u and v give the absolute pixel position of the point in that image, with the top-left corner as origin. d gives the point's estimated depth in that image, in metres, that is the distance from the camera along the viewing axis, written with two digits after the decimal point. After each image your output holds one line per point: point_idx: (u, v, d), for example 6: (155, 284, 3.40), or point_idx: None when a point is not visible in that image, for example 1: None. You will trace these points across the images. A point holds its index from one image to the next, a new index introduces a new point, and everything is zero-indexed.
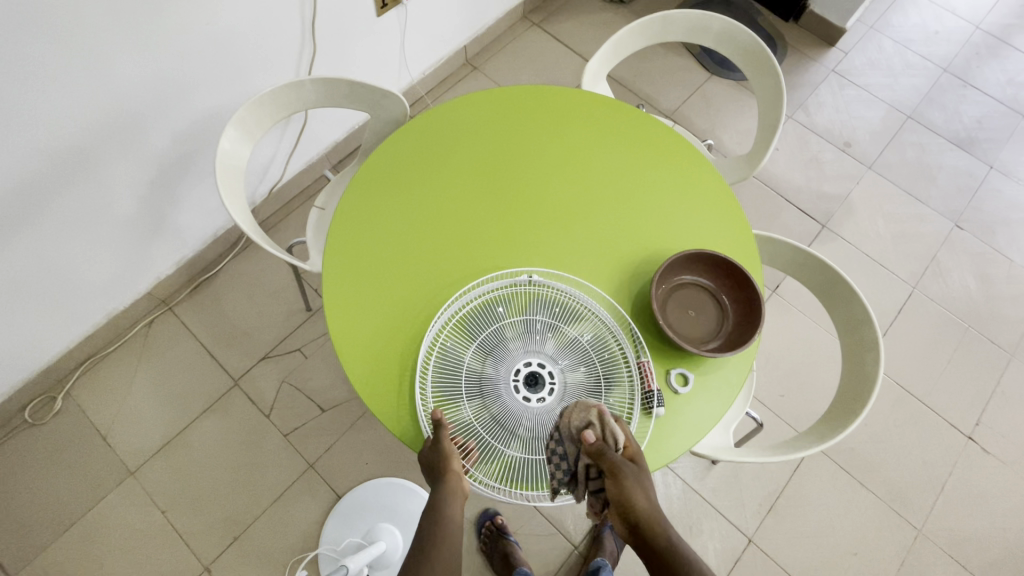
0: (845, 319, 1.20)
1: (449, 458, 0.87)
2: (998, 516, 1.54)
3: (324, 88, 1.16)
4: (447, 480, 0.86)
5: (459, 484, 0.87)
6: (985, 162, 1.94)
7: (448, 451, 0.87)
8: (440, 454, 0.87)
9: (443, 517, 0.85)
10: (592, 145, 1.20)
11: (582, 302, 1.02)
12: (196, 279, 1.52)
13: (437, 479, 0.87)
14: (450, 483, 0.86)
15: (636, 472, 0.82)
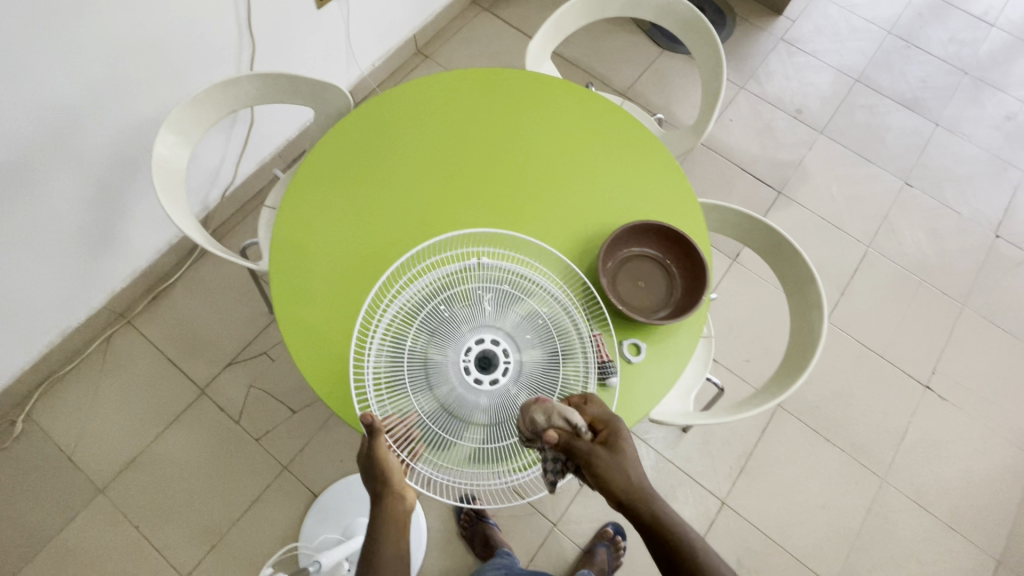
0: (791, 279, 1.01)
1: (387, 468, 0.75)
2: (957, 457, 1.50)
3: (263, 83, 1.11)
4: (386, 500, 0.75)
5: (403, 499, 0.76)
6: (931, 120, 1.95)
7: (387, 461, 0.75)
8: (376, 465, 0.75)
9: (387, 543, 0.73)
10: (558, 114, 1.06)
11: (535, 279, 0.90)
12: (154, 290, 1.56)
13: (379, 498, 0.75)
14: (394, 502, 0.75)
15: (617, 453, 0.70)
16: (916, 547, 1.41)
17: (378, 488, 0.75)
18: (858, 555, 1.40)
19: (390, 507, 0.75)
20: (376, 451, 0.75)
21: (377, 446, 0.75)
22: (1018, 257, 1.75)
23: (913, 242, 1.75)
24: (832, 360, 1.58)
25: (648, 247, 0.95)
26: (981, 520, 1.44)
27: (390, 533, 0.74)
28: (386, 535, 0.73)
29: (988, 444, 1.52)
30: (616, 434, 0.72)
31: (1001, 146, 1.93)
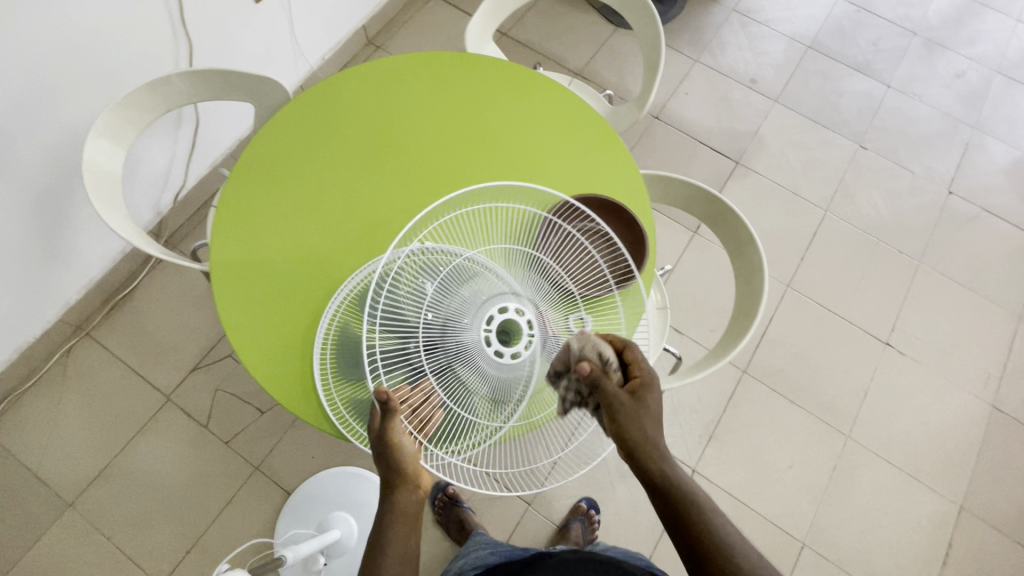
0: (733, 244, 1.03)
1: (402, 454, 0.71)
2: (918, 409, 1.54)
3: (196, 80, 1.09)
4: (398, 488, 0.72)
5: (413, 491, 0.72)
6: (883, 83, 1.97)
7: (401, 445, 0.71)
8: (389, 448, 0.71)
9: (389, 539, 0.70)
10: (502, 93, 1.06)
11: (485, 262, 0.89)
12: (111, 300, 1.53)
13: (391, 485, 0.72)
14: (403, 493, 0.72)
15: (643, 406, 0.66)
16: (882, 498, 1.45)
17: (390, 474, 0.72)
18: (826, 511, 1.43)
19: (396, 498, 0.71)
20: (393, 434, 0.71)
21: (393, 430, 0.70)
22: (970, 211, 1.79)
23: (869, 204, 1.78)
24: (795, 324, 1.61)
25: (595, 217, 0.93)
26: (944, 469, 1.49)
27: (394, 526, 0.71)
28: (390, 527, 0.71)
29: (948, 395, 1.56)
30: (650, 386, 0.68)
31: (952, 105, 1.95)
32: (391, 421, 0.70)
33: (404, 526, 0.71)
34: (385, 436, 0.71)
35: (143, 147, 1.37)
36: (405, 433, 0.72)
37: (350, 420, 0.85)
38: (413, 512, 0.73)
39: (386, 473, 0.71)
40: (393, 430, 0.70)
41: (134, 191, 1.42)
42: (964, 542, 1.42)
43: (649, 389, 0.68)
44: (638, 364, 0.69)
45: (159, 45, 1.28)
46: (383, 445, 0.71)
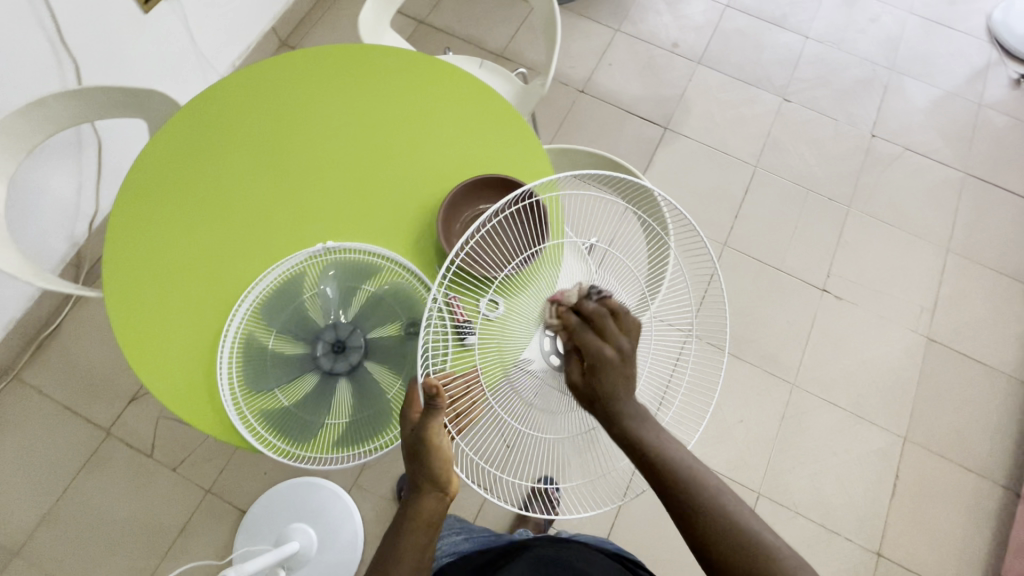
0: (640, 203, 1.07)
1: (438, 455, 0.71)
2: (858, 350, 1.58)
3: (74, 100, 1.03)
4: (430, 495, 0.72)
5: (438, 497, 0.73)
6: (801, 35, 1.99)
7: (439, 446, 0.71)
8: (425, 446, 0.71)
9: (405, 544, 0.71)
10: (389, 82, 1.04)
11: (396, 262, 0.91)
12: (35, 339, 1.47)
13: (419, 487, 0.72)
14: (427, 498, 0.72)
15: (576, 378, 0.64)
16: (830, 440, 1.49)
17: (422, 477, 0.72)
18: (779, 459, 1.47)
19: (419, 503, 0.72)
20: (430, 435, 0.70)
21: (432, 430, 0.70)
22: (893, 152, 1.83)
23: (797, 155, 1.81)
24: (735, 281, 1.63)
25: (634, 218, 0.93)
26: (887, 404, 1.53)
27: (415, 531, 0.72)
28: (409, 531, 0.72)
29: (885, 333, 1.60)
30: (618, 365, 0.61)
31: (870, 50, 1.98)
32: (431, 420, 0.70)
33: (424, 530, 0.72)
34: (422, 436, 0.70)
35: (41, 176, 1.30)
36: (443, 434, 0.71)
37: (265, 431, 0.83)
38: (435, 521, 0.73)
39: (417, 474, 0.72)
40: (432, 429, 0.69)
41: (41, 224, 1.36)
42: (910, 471, 1.48)
43: (614, 370, 0.61)
44: (607, 339, 0.61)
45: (42, 67, 1.21)
46: (421, 442, 0.71)
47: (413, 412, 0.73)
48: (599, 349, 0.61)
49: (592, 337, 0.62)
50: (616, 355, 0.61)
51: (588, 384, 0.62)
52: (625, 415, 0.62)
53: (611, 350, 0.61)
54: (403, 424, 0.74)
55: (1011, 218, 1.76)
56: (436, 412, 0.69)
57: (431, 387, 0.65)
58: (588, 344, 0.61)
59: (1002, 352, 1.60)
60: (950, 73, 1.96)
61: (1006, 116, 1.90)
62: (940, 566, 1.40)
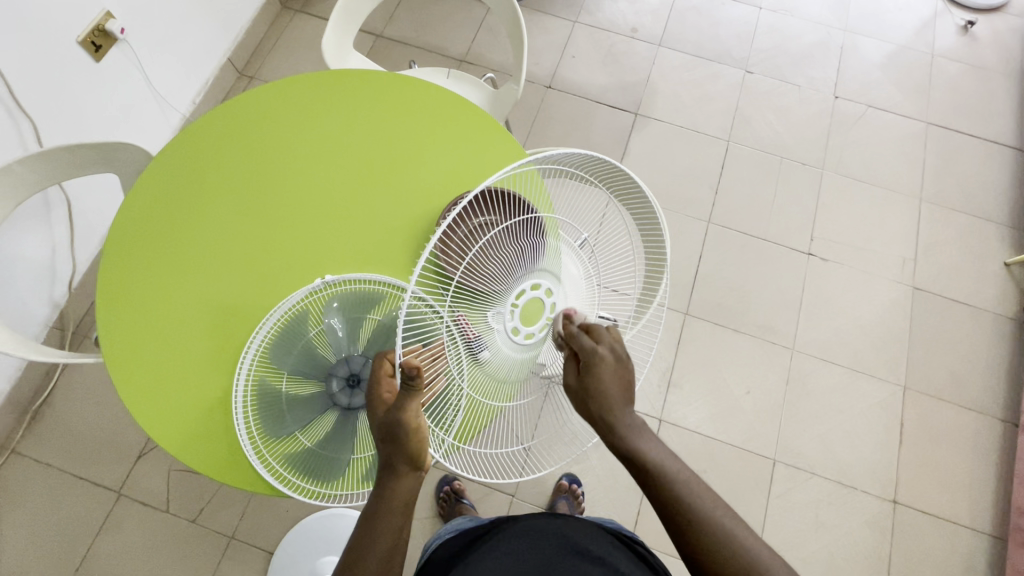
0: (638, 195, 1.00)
1: (416, 434, 0.66)
2: (849, 307, 1.63)
3: (39, 163, 1.00)
4: (399, 477, 0.67)
5: (415, 477, 0.68)
6: (755, 6, 2.02)
7: (417, 424, 0.66)
8: (403, 427, 0.65)
9: (381, 527, 0.66)
10: (364, 107, 1.03)
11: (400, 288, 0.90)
12: (29, 410, 1.42)
13: (395, 468, 0.67)
14: (402, 479, 0.67)
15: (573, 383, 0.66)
16: (834, 398, 1.54)
17: (395, 456, 0.67)
18: (788, 424, 1.51)
19: (396, 484, 0.67)
20: (406, 415, 0.65)
21: (410, 410, 0.65)
22: (857, 111, 1.87)
23: (766, 125, 1.84)
24: (723, 257, 1.66)
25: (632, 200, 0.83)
26: (883, 356, 1.58)
27: (391, 514, 0.67)
28: (384, 515, 0.67)
29: (872, 288, 1.65)
30: (611, 364, 0.64)
31: (822, 14, 2.02)
32: (409, 400, 0.64)
33: (401, 512, 0.67)
34: (398, 418, 0.65)
35: (14, 243, 1.27)
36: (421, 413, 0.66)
37: (291, 475, 0.84)
38: (412, 500, 0.68)
39: (391, 455, 0.67)
40: (410, 407, 0.64)
41: (18, 291, 1.31)
42: (914, 418, 1.53)
43: (607, 368, 0.64)
44: (599, 342, 0.65)
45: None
46: (399, 424, 0.65)
47: (384, 394, 0.69)
48: (592, 346, 0.65)
49: (586, 340, 0.65)
50: (615, 354, 0.65)
51: (582, 385, 0.65)
52: (619, 433, 0.64)
53: (603, 349, 0.64)
54: (373, 408, 0.69)
55: (975, 161, 1.82)
56: (414, 393, 0.64)
57: (410, 366, 0.60)
58: (583, 345, 0.65)
59: (984, 292, 1.66)
60: (900, 27, 2.01)
61: (958, 63, 1.96)
62: (952, 505, 1.46)
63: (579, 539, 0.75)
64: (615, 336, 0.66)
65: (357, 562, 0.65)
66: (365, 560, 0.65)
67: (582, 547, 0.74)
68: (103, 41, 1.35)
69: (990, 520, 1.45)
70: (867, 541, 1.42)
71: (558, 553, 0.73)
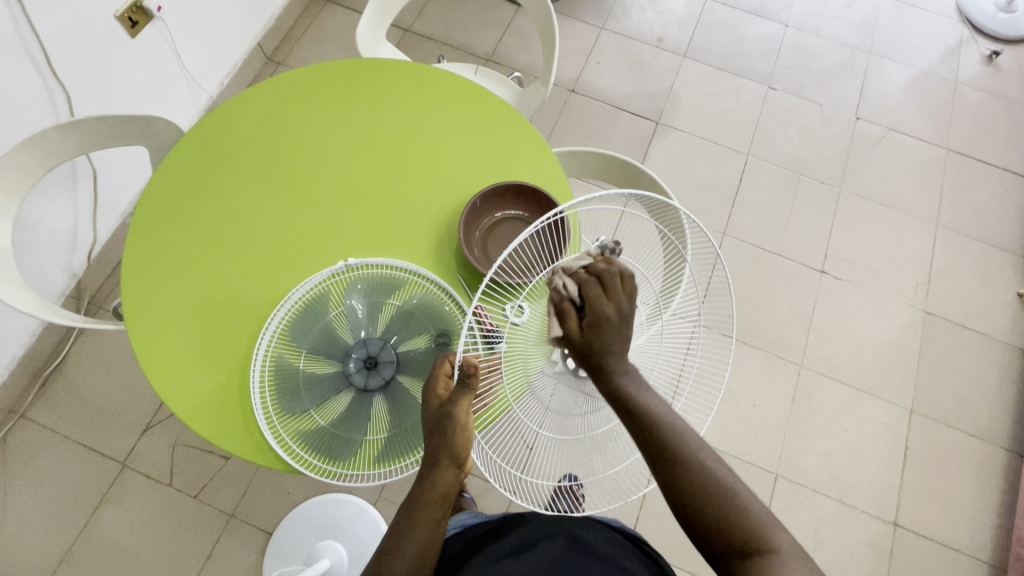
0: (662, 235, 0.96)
1: (463, 432, 0.67)
2: (859, 328, 1.63)
3: (76, 132, 1.02)
4: (435, 474, 0.67)
5: (455, 475, 0.68)
6: (781, 24, 2.03)
7: (461, 421, 0.66)
8: (451, 420, 0.66)
9: (417, 519, 0.67)
10: (380, 106, 1.03)
11: (419, 275, 0.91)
12: (41, 375, 1.44)
13: (437, 461, 0.67)
14: (443, 474, 0.67)
15: (584, 333, 0.58)
16: (840, 417, 1.53)
17: (437, 449, 0.67)
18: (792, 439, 1.51)
19: (436, 477, 0.66)
20: (457, 410, 0.66)
21: (461, 406, 0.66)
22: (877, 133, 1.88)
23: (786, 141, 1.85)
24: (736, 270, 1.67)
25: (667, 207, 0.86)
26: (891, 378, 1.58)
27: (429, 506, 0.67)
28: (423, 506, 0.67)
29: (883, 310, 1.65)
30: (615, 325, 0.58)
31: (847, 35, 2.02)
32: (462, 395, 0.65)
33: (438, 505, 0.67)
34: (449, 410, 0.66)
35: (40, 211, 1.28)
36: (470, 411, 0.67)
37: (302, 452, 0.85)
38: (450, 494, 0.68)
39: (434, 447, 0.67)
40: (462, 404, 0.65)
41: (39, 258, 1.33)
42: (919, 441, 1.52)
43: (613, 328, 0.58)
44: (609, 297, 0.58)
45: (33, 98, 1.19)
46: (448, 417, 0.66)
47: (439, 389, 0.69)
48: (603, 305, 0.58)
49: (598, 293, 0.58)
50: (623, 316, 0.58)
51: (586, 341, 0.58)
52: (620, 377, 0.59)
53: (611, 308, 0.58)
54: (427, 402, 0.69)
55: (993, 190, 1.82)
56: (468, 389, 0.65)
57: (469, 364, 0.60)
58: (593, 298, 0.58)
59: (995, 320, 1.66)
60: (925, 53, 2.01)
61: (980, 92, 1.96)
62: (952, 530, 1.46)
63: (587, 537, 0.75)
64: (627, 293, 0.59)
65: (394, 552, 0.67)
66: (400, 557, 0.66)
67: (585, 543, 0.74)
68: (140, 17, 1.37)
69: (991, 548, 1.45)
70: (866, 562, 1.41)
71: (561, 549, 0.73)
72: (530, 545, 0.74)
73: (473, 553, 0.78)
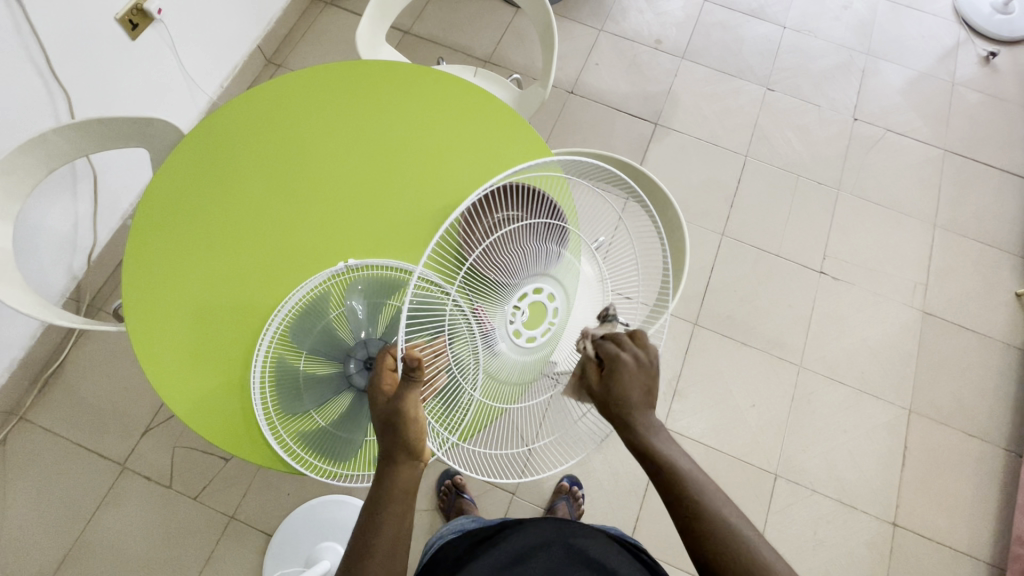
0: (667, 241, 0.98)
1: (414, 426, 0.67)
2: (858, 328, 1.63)
3: (75, 135, 1.02)
4: (392, 473, 0.67)
5: (412, 468, 0.68)
6: (779, 25, 2.03)
7: (416, 417, 0.67)
8: (400, 416, 0.66)
9: (384, 516, 0.66)
10: (380, 106, 1.04)
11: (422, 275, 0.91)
12: (40, 378, 1.44)
13: (391, 458, 0.67)
14: (401, 469, 0.67)
15: (605, 383, 0.64)
16: (839, 418, 1.54)
17: (393, 447, 0.67)
18: (792, 439, 1.51)
19: (394, 473, 0.67)
20: (407, 406, 0.66)
21: (409, 401, 0.66)
22: (876, 134, 1.89)
23: (785, 142, 1.85)
24: (735, 271, 1.67)
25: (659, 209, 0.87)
26: (890, 378, 1.59)
27: (392, 503, 0.66)
28: (386, 503, 0.66)
29: (882, 310, 1.66)
30: (632, 368, 0.63)
31: (845, 36, 2.03)
32: (407, 390, 0.65)
33: (402, 500, 0.67)
34: (397, 407, 0.66)
35: (39, 212, 1.28)
36: (420, 405, 0.67)
37: (303, 453, 0.85)
38: (412, 489, 0.68)
39: (390, 445, 0.67)
40: (408, 399, 0.65)
41: (40, 259, 1.33)
42: (918, 441, 1.53)
43: (629, 373, 0.63)
44: (622, 346, 0.65)
45: (33, 100, 1.19)
46: (397, 413, 0.66)
47: (385, 383, 0.69)
48: (614, 352, 0.64)
49: (611, 343, 0.65)
50: (637, 360, 0.64)
51: (606, 389, 0.64)
52: (639, 417, 0.64)
53: (625, 355, 0.64)
54: (374, 397, 0.69)
55: (991, 190, 1.83)
56: (412, 384, 0.64)
57: (410, 357, 0.60)
58: (606, 348, 0.64)
59: (993, 320, 1.66)
60: (922, 54, 2.02)
61: (978, 93, 1.97)
62: (952, 531, 1.46)
63: (585, 545, 0.75)
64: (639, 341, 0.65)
65: (366, 551, 0.64)
66: (372, 555, 0.64)
67: (585, 552, 0.74)
68: (141, 20, 1.37)
69: (989, 548, 1.45)
70: (866, 562, 1.42)
71: (560, 558, 0.73)
72: (529, 555, 0.74)
73: (471, 558, 0.77)
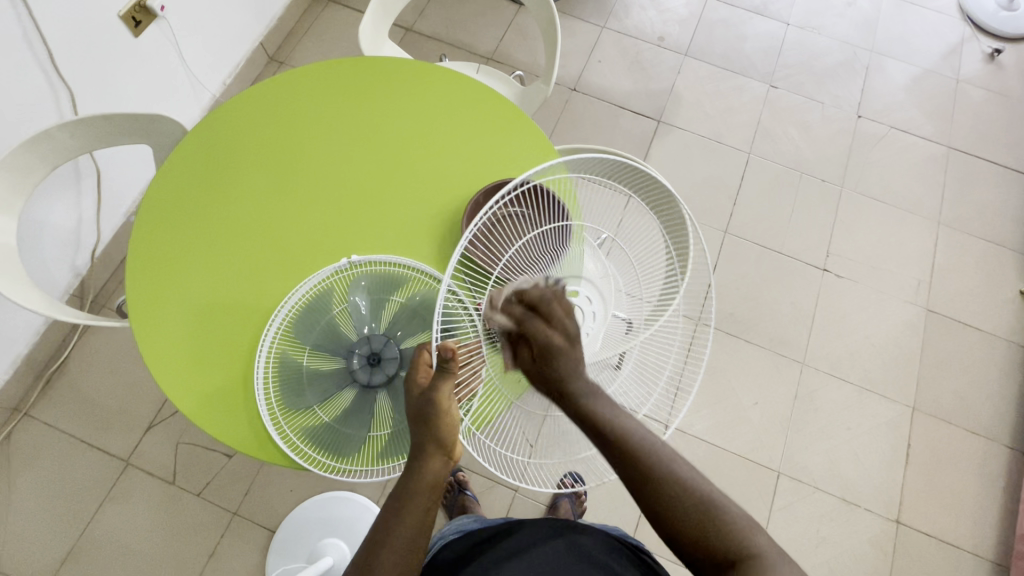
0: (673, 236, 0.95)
1: (446, 419, 0.67)
2: (861, 326, 1.63)
3: (79, 131, 1.02)
4: (423, 465, 0.67)
5: (445, 463, 0.69)
6: (782, 22, 2.03)
7: (450, 409, 0.68)
8: (434, 409, 0.67)
9: (406, 510, 0.65)
10: (382, 105, 1.04)
11: (421, 271, 0.90)
12: (44, 375, 1.44)
13: (425, 449, 0.68)
14: (432, 462, 0.67)
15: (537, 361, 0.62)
16: (842, 416, 1.53)
17: (425, 439, 0.68)
18: (794, 437, 1.51)
19: (425, 466, 0.67)
20: (441, 397, 0.67)
21: (443, 393, 0.67)
22: (879, 131, 1.88)
23: (788, 139, 1.85)
24: (738, 268, 1.67)
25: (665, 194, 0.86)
26: (893, 376, 1.58)
27: (417, 496, 0.66)
28: (411, 497, 0.66)
29: (886, 308, 1.65)
30: (567, 349, 0.62)
31: (849, 33, 2.02)
32: (443, 381, 0.66)
33: (429, 494, 0.67)
34: (431, 398, 0.67)
35: (42, 210, 1.28)
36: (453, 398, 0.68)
37: (307, 448, 0.85)
38: (440, 483, 0.68)
39: (422, 437, 0.68)
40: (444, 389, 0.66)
41: (43, 255, 1.34)
42: (921, 439, 1.52)
43: (565, 355, 0.62)
44: (552, 324, 0.62)
45: (37, 97, 1.20)
46: (432, 405, 0.67)
47: (421, 376, 0.69)
48: (547, 335, 0.62)
49: (538, 322, 0.63)
50: (569, 338, 0.62)
51: (539, 366, 0.62)
52: (581, 394, 0.61)
53: (557, 335, 0.62)
54: (409, 389, 0.70)
55: (995, 188, 1.82)
56: (449, 373, 0.66)
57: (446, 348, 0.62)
58: (536, 327, 0.62)
59: (997, 318, 1.66)
60: (926, 52, 2.01)
61: (983, 90, 1.96)
62: (954, 529, 1.45)
63: (585, 543, 0.75)
64: (565, 313, 0.63)
65: (383, 541, 0.64)
66: (389, 547, 0.64)
67: (585, 549, 0.74)
68: (144, 17, 1.38)
69: (992, 546, 1.45)
70: (868, 560, 1.41)
71: (559, 556, 0.73)
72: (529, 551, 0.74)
73: (472, 557, 0.78)
